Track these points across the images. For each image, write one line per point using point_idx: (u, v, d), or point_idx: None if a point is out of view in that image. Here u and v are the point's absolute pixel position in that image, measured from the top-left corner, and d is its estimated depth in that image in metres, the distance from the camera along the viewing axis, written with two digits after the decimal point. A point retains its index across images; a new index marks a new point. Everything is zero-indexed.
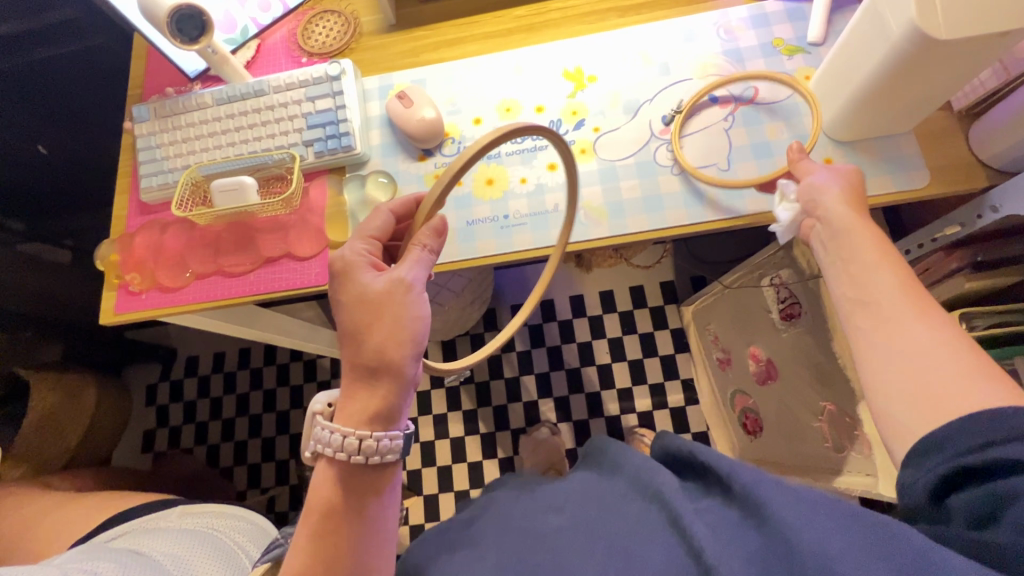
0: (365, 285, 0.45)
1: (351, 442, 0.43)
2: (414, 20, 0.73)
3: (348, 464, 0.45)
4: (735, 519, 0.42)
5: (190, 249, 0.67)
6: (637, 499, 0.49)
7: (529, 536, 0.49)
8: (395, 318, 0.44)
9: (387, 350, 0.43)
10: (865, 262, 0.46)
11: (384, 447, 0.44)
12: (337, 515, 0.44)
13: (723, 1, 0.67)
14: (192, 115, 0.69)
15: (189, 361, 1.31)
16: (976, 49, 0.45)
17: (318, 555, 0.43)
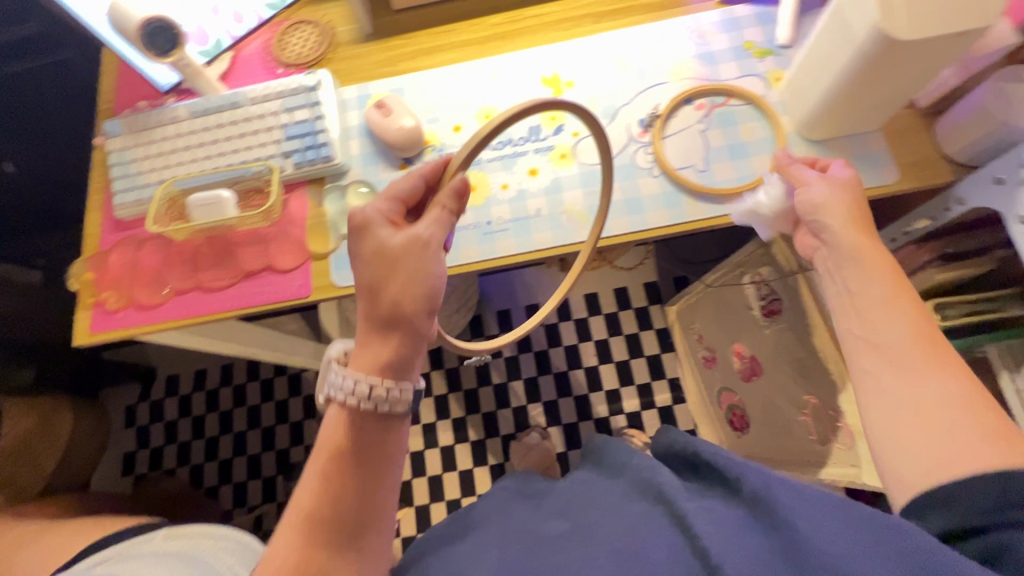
0: (385, 244, 0.46)
1: (363, 389, 0.46)
2: (391, 29, 0.73)
3: (358, 413, 0.47)
4: (741, 517, 0.42)
5: (168, 265, 0.66)
6: (641, 499, 0.49)
7: (535, 539, 0.49)
8: (408, 275, 0.45)
9: (401, 305, 0.46)
10: (876, 294, 0.48)
11: (394, 397, 0.47)
12: (342, 464, 0.46)
13: (695, 6, 0.69)
14: (166, 129, 0.68)
15: (169, 380, 1.28)
16: (937, 48, 0.46)
17: (324, 501, 0.46)
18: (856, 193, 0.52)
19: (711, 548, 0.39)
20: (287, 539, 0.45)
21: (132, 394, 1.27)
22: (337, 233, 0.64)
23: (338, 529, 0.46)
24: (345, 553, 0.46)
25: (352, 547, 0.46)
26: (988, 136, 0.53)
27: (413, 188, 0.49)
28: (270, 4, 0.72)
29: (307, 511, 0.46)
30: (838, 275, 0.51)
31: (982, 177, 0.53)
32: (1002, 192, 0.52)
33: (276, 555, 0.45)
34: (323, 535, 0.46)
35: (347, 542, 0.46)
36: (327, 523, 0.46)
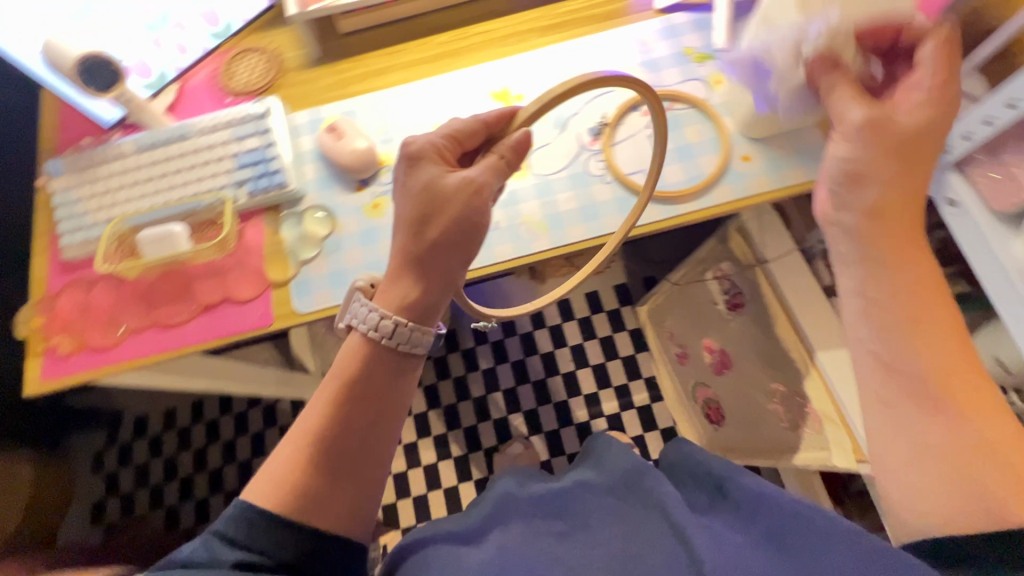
0: (439, 180, 0.44)
1: (386, 324, 0.45)
2: (339, 52, 0.73)
3: (376, 346, 0.46)
4: (748, 539, 0.44)
5: (121, 304, 0.64)
6: (640, 503, 0.51)
7: (532, 531, 0.50)
8: (456, 220, 0.44)
9: (442, 248, 0.45)
10: (898, 314, 0.41)
11: (417, 339, 0.46)
12: (352, 393, 0.45)
13: (636, 16, 0.71)
14: (112, 165, 0.66)
15: (137, 421, 1.24)
16: (856, 48, 0.49)
17: (328, 431, 0.44)
18: (908, 153, 0.43)
19: (710, 562, 0.41)
20: (286, 466, 0.43)
21: (98, 439, 1.22)
22: (296, 259, 0.64)
23: (343, 462, 0.44)
24: (346, 489, 0.44)
25: (353, 485, 0.44)
26: None
27: (475, 131, 0.48)
28: (215, 32, 0.73)
29: (311, 438, 0.44)
30: (849, 261, 0.44)
31: None
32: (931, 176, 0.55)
33: (275, 480, 0.43)
34: (326, 465, 0.43)
35: (349, 477, 0.44)
36: (330, 451, 0.44)
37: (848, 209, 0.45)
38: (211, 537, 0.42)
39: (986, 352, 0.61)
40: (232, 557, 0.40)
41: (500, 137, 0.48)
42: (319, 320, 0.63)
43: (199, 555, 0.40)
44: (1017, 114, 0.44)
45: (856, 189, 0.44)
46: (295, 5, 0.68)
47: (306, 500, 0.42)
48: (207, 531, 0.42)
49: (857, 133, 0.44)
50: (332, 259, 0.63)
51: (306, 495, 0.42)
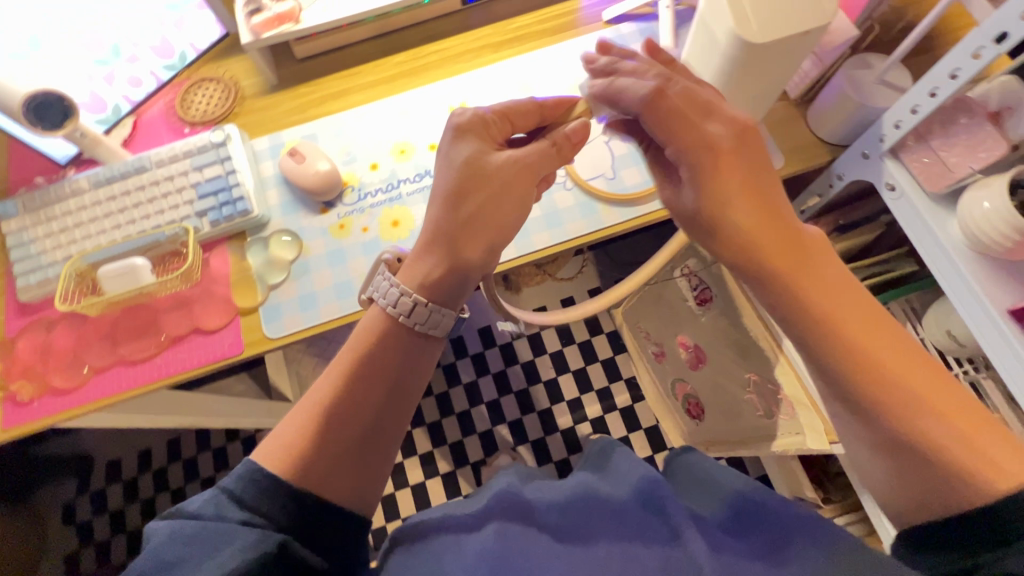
0: (484, 158, 0.45)
1: (406, 302, 0.44)
2: (296, 78, 0.74)
3: (393, 325, 0.45)
4: (754, 552, 0.39)
5: (84, 344, 0.62)
6: (636, 505, 0.43)
7: (531, 532, 0.41)
8: (493, 198, 0.44)
9: (478, 227, 0.45)
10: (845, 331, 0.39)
11: (436, 321, 0.45)
12: (370, 365, 0.44)
13: (585, 28, 0.74)
14: (67, 203, 0.65)
15: (109, 466, 1.19)
16: (788, 49, 0.52)
17: (342, 400, 0.42)
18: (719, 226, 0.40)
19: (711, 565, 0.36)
20: (294, 431, 0.42)
21: (69, 488, 1.17)
22: (264, 285, 0.63)
23: (353, 437, 0.42)
24: (354, 466, 0.42)
25: (360, 463, 0.42)
26: (853, 116, 0.59)
27: (530, 112, 0.47)
28: (168, 64, 0.73)
29: (323, 405, 0.42)
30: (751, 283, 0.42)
31: (854, 153, 0.58)
32: (868, 164, 0.57)
33: (282, 445, 0.41)
34: (335, 435, 0.41)
35: (358, 453, 0.42)
36: (349, 413, 0.42)
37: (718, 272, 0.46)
38: (220, 494, 0.39)
39: (937, 327, 0.63)
40: (238, 516, 0.38)
41: (555, 123, 0.48)
42: (291, 344, 0.63)
43: (206, 512, 0.38)
44: (938, 102, 0.47)
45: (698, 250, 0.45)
46: (246, 32, 0.67)
47: (311, 469, 0.40)
48: (216, 487, 0.40)
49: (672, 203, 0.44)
50: (300, 282, 0.63)
51: (311, 465, 0.40)
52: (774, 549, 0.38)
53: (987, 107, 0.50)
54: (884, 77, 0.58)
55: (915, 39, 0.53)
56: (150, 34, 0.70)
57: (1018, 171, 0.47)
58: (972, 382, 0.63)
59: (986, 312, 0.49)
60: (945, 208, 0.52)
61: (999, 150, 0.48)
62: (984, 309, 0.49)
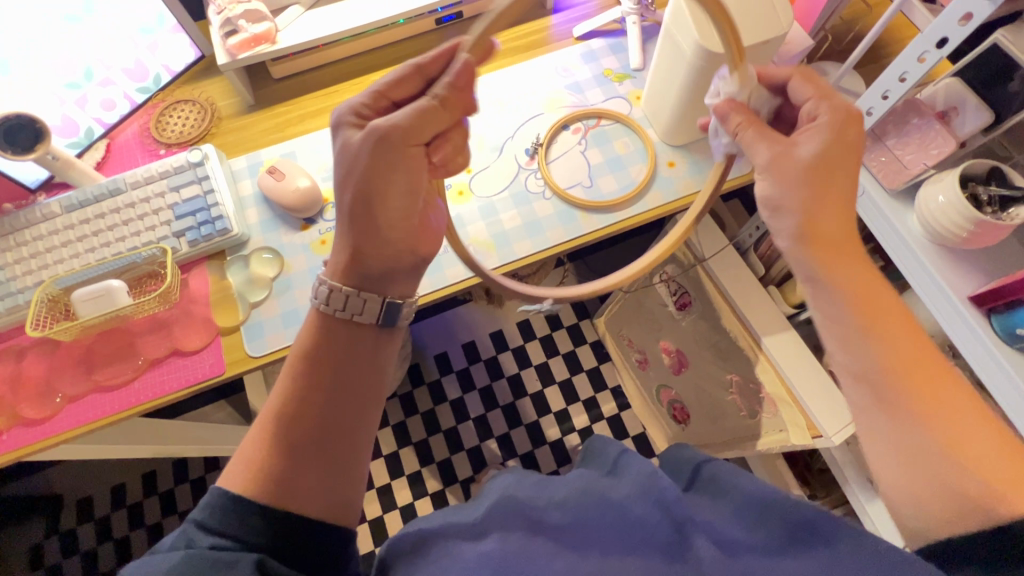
0: (351, 140, 0.43)
1: (332, 295, 0.45)
2: (274, 98, 0.74)
3: (333, 322, 0.46)
4: (762, 544, 0.38)
5: (58, 372, 0.60)
6: (640, 501, 0.43)
7: (533, 527, 0.42)
8: (366, 179, 0.42)
9: (367, 211, 0.44)
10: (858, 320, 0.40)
11: (357, 308, 0.45)
12: (317, 366, 0.44)
13: (557, 44, 0.76)
14: (38, 228, 0.64)
15: (80, 505, 1.14)
16: (750, 58, 0.55)
17: (294, 404, 0.42)
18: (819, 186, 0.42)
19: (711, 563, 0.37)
20: (253, 446, 0.41)
21: (37, 531, 1.12)
22: (245, 303, 0.63)
23: (308, 440, 0.42)
24: (313, 469, 0.41)
25: (322, 464, 0.41)
26: None
27: (410, 79, 0.45)
28: (141, 87, 0.73)
29: (278, 414, 0.42)
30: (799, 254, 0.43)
31: None
32: None
33: (242, 461, 0.41)
34: (293, 441, 0.41)
35: (317, 455, 0.41)
36: (301, 432, 0.42)
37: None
38: (190, 527, 0.38)
39: None
40: (208, 542, 0.36)
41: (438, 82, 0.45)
42: (273, 363, 0.62)
43: (175, 544, 0.37)
44: (891, 103, 0.51)
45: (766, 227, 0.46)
46: (223, 53, 0.68)
47: (271, 477, 0.40)
48: (187, 520, 0.39)
49: (765, 175, 0.44)
50: (283, 299, 0.63)
51: (271, 474, 0.40)
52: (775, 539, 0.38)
53: (934, 108, 0.53)
54: (839, 84, 0.62)
55: (865, 47, 0.56)
56: (124, 58, 0.69)
57: (966, 166, 0.50)
58: None
59: (949, 300, 0.52)
60: (905, 203, 0.55)
61: (949, 146, 0.51)
62: (946, 297, 0.52)
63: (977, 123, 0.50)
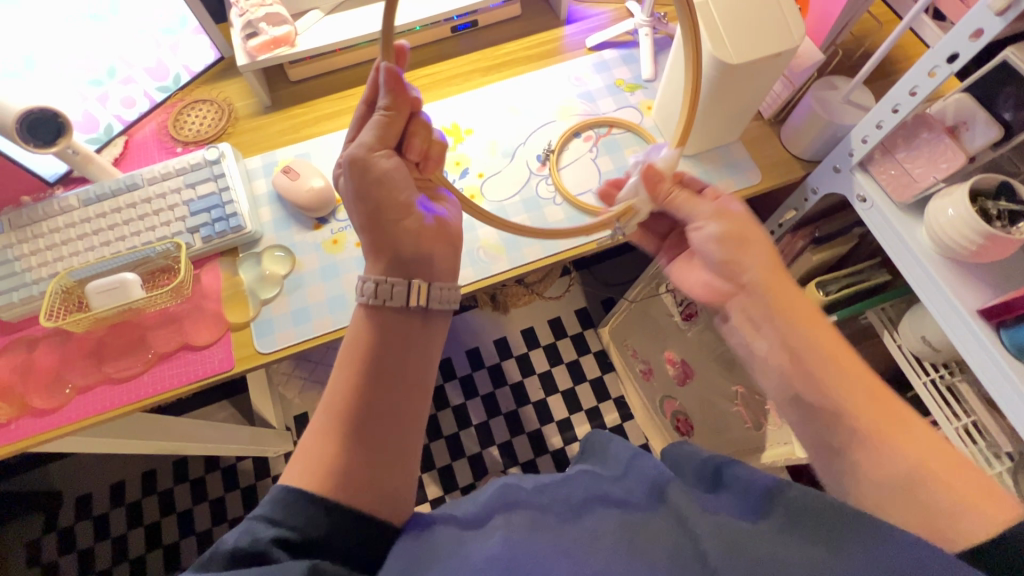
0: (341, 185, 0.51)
1: (368, 287, 0.48)
2: (291, 100, 0.76)
3: (382, 313, 0.49)
4: (773, 532, 0.38)
5: (68, 363, 0.61)
6: (640, 498, 0.44)
7: (537, 525, 0.41)
8: (360, 205, 0.49)
9: (373, 228, 0.50)
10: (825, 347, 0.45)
11: (388, 293, 0.48)
12: (371, 363, 0.46)
13: (570, 54, 0.77)
14: (55, 221, 0.64)
15: (80, 502, 1.14)
16: (762, 70, 0.56)
17: (350, 400, 0.45)
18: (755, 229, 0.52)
19: (713, 550, 0.37)
20: (313, 443, 0.43)
21: (35, 527, 1.11)
22: (256, 300, 0.63)
23: (364, 431, 0.44)
24: (371, 456, 0.43)
25: (376, 454, 0.43)
26: (823, 132, 0.63)
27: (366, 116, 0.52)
28: (161, 86, 0.74)
29: (335, 410, 0.44)
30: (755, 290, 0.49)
31: (826, 167, 0.62)
32: (840, 178, 0.61)
33: (303, 458, 0.43)
34: (352, 433, 0.43)
35: (373, 446, 0.43)
36: (360, 422, 0.44)
37: (739, 266, 0.51)
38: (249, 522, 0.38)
39: (913, 333, 0.65)
40: (270, 534, 0.37)
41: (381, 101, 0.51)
42: (281, 359, 0.62)
43: (241, 541, 0.37)
44: (900, 117, 0.51)
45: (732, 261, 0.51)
46: (243, 54, 0.69)
47: (335, 469, 0.41)
48: (246, 518, 0.39)
49: (715, 220, 0.52)
50: (294, 296, 0.63)
51: (334, 467, 0.42)
52: (785, 528, 0.37)
53: (944, 122, 0.53)
54: (849, 97, 0.62)
55: (874, 64, 0.57)
56: (146, 57, 0.71)
57: (975, 180, 0.50)
58: (949, 385, 0.65)
59: (957, 311, 0.52)
60: (913, 216, 0.55)
61: (958, 160, 0.51)
62: (955, 308, 0.52)
63: (987, 137, 0.50)
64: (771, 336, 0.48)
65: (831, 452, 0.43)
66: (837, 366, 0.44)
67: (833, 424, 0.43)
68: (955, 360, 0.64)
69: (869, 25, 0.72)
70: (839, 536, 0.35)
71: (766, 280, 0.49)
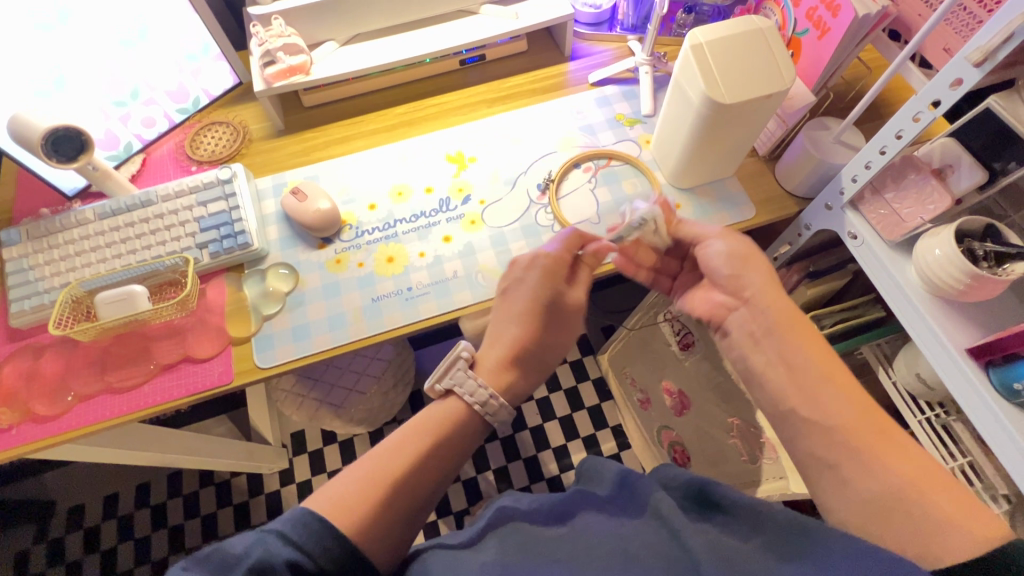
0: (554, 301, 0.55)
1: (484, 393, 0.51)
2: (303, 124, 0.79)
3: (469, 413, 0.51)
4: (762, 554, 0.39)
5: (72, 370, 0.62)
6: (634, 514, 0.45)
7: (530, 540, 0.42)
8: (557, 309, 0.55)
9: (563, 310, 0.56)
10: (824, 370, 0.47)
11: (492, 410, 0.51)
12: (430, 447, 0.49)
13: (573, 88, 0.80)
14: (71, 233, 0.67)
15: (72, 514, 1.13)
16: (755, 109, 0.58)
17: (394, 469, 0.47)
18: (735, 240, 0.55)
19: (706, 561, 0.38)
20: (356, 491, 0.45)
21: (26, 538, 1.11)
22: (258, 315, 0.65)
23: (393, 503, 0.45)
24: (392, 527, 0.45)
25: (397, 523, 0.45)
26: (815, 171, 0.65)
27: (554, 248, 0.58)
28: (181, 108, 0.77)
29: (380, 477, 0.46)
30: (766, 331, 0.51)
31: (818, 205, 0.64)
32: (832, 215, 0.62)
33: (343, 508, 0.43)
34: (384, 500, 0.45)
35: (397, 515, 0.45)
36: (401, 494, 0.46)
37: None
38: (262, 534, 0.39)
39: (907, 370, 0.66)
40: (284, 554, 0.38)
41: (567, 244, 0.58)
42: (280, 375, 0.63)
43: (252, 552, 0.37)
44: (888, 158, 0.53)
45: (735, 277, 0.54)
46: (260, 81, 0.72)
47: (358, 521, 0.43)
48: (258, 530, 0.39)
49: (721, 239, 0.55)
50: (295, 313, 0.65)
51: (357, 520, 0.43)
52: (773, 546, 0.39)
53: (930, 164, 0.54)
54: (840, 138, 0.64)
55: (862, 107, 0.59)
56: (168, 81, 0.74)
57: (961, 222, 0.52)
58: (944, 425, 0.65)
59: (947, 350, 0.52)
60: (904, 254, 0.57)
61: (944, 203, 0.52)
62: (944, 347, 0.52)
63: (973, 179, 0.51)
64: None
65: (836, 468, 0.44)
66: (823, 390, 0.46)
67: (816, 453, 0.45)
68: (950, 400, 0.64)
69: (860, 69, 0.75)
70: (824, 552, 0.37)
71: (766, 296, 0.52)
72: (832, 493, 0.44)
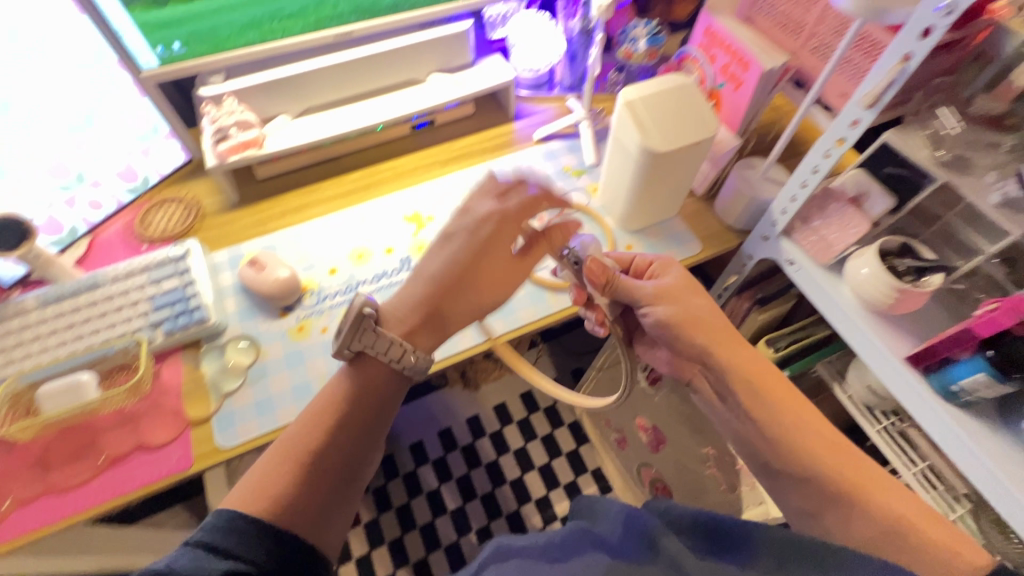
0: None
1: (404, 351, 0.47)
2: (257, 196, 0.79)
3: (386, 370, 0.48)
4: None
5: (10, 475, 0.57)
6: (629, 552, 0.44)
7: None
8: None
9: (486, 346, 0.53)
10: (772, 408, 0.52)
11: (412, 363, 0.48)
12: (346, 411, 0.47)
13: (521, 145, 0.85)
14: (9, 323, 0.63)
15: None
16: (688, 155, 0.64)
17: (318, 437, 0.46)
18: (694, 306, 0.55)
19: None
20: (269, 467, 0.44)
21: None
22: (218, 393, 0.62)
23: (324, 472, 0.45)
24: (331, 508, 0.45)
25: (325, 492, 0.45)
26: (750, 204, 0.70)
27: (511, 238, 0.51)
28: (130, 188, 0.77)
29: (295, 448, 0.45)
30: (732, 362, 0.54)
31: (756, 236, 0.69)
32: (769, 245, 0.67)
33: (258, 490, 0.43)
34: (301, 473, 0.44)
35: (324, 484, 0.45)
36: (321, 464, 0.45)
37: (701, 333, 0.54)
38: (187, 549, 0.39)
39: (860, 383, 0.70)
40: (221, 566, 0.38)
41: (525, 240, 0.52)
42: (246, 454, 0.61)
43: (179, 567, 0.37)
44: (809, 191, 0.58)
45: (680, 340, 0.55)
46: (212, 156, 0.73)
47: (287, 503, 0.43)
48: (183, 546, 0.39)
49: (660, 303, 0.55)
50: (257, 386, 0.63)
51: (269, 493, 0.43)
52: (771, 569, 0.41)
53: (847, 193, 0.60)
54: (766, 175, 0.71)
55: (780, 147, 0.65)
56: (115, 162, 0.74)
57: (882, 242, 0.57)
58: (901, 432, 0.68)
59: (890, 361, 0.56)
60: (838, 275, 0.61)
61: (864, 226, 0.58)
62: (886, 357, 0.56)
63: (884, 205, 0.56)
64: (742, 400, 0.53)
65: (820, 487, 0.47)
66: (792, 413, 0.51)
67: (818, 475, 0.48)
68: (902, 407, 0.68)
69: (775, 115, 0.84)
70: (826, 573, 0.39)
71: (717, 340, 0.54)
72: (838, 519, 0.46)
